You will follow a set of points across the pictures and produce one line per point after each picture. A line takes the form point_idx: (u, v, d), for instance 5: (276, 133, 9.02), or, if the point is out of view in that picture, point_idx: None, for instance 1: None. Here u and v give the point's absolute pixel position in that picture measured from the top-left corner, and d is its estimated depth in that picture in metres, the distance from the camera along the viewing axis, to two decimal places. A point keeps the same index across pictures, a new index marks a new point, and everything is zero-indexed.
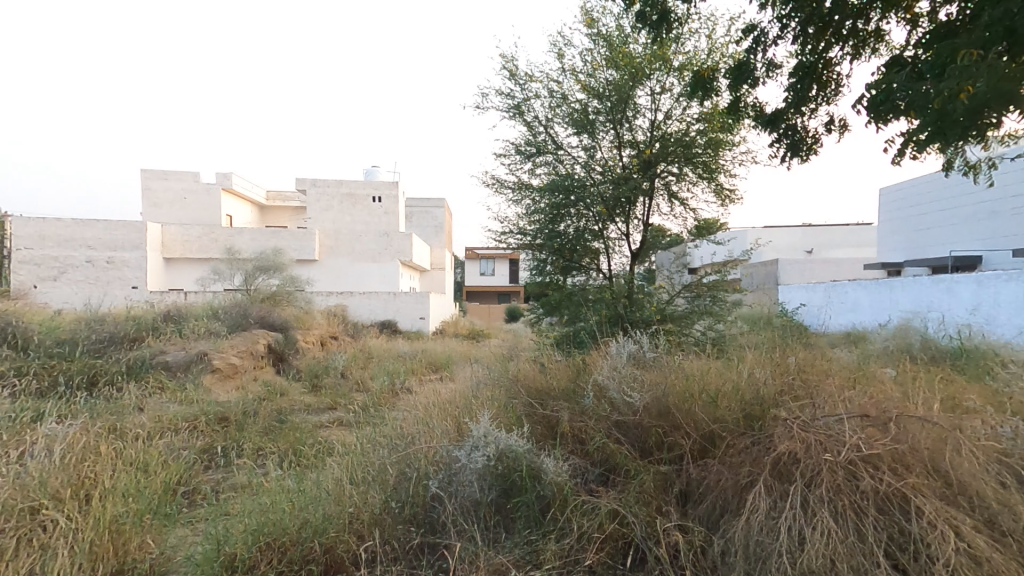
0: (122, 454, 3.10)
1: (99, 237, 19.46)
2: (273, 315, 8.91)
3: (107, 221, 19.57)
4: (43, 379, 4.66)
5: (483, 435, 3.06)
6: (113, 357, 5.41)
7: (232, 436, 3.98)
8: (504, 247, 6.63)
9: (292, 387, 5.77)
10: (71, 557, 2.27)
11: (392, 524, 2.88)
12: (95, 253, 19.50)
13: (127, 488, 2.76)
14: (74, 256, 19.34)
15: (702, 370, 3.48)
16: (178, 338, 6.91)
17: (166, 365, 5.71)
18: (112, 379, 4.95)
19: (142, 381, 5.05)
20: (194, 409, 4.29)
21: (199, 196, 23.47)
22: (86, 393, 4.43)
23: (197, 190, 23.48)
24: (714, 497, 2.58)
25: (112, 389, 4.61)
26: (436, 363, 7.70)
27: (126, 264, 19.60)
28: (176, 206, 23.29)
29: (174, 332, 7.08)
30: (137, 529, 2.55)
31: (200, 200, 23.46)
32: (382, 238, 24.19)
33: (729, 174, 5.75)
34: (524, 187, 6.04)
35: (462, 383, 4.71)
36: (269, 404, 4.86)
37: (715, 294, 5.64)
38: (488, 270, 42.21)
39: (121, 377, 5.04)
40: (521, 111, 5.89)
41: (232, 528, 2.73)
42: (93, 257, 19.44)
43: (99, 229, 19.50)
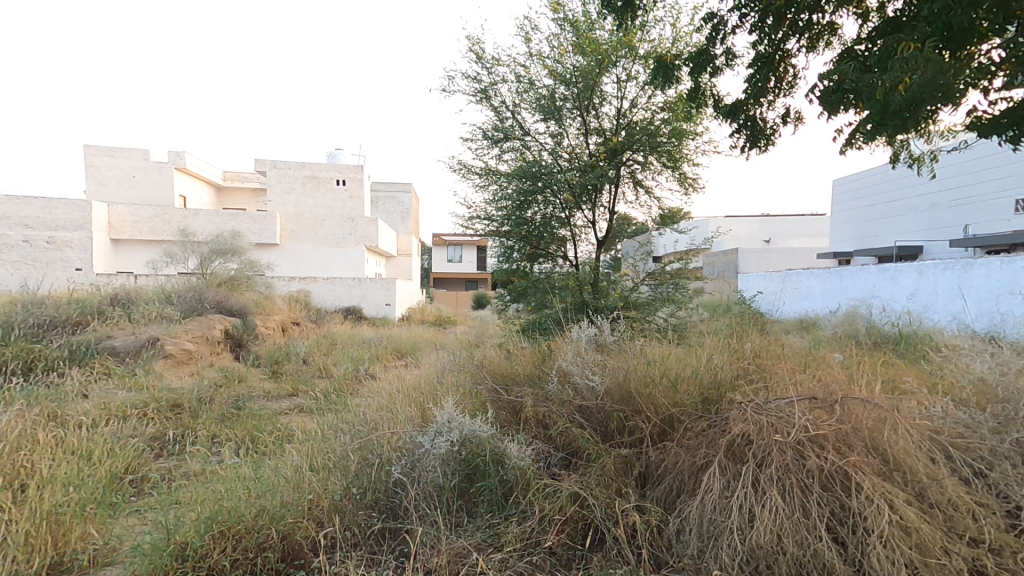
0: (63, 443, 2.95)
1: (39, 216, 18.28)
2: (230, 301, 8.60)
3: (47, 199, 18.41)
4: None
5: (447, 421, 3.02)
6: (54, 342, 5.13)
7: (186, 423, 3.84)
8: (471, 233, 6.58)
9: (251, 373, 5.62)
10: (2, 550, 2.16)
11: (353, 511, 2.86)
12: (33, 231, 18.26)
13: (68, 478, 2.64)
14: (10, 236, 18.08)
15: (663, 356, 3.57)
16: (127, 323, 6.60)
17: (114, 350, 5.46)
18: (52, 365, 4.69)
19: (86, 367, 4.80)
20: (144, 395, 4.13)
21: (151, 175, 22.36)
22: (22, 379, 4.19)
23: (148, 168, 22.36)
24: (672, 479, 2.65)
25: (52, 375, 4.37)
26: (402, 350, 7.60)
27: (69, 245, 18.54)
28: (125, 184, 22.06)
29: (122, 316, 6.76)
30: (78, 519, 2.45)
31: (152, 179, 22.34)
32: (347, 223, 23.67)
33: (693, 163, 5.84)
34: (491, 173, 5.99)
35: (427, 369, 4.68)
36: (226, 390, 4.71)
37: (677, 282, 5.77)
38: (456, 257, 41.97)
39: (62, 362, 4.78)
40: (488, 95, 5.81)
41: (183, 517, 2.65)
42: (31, 237, 18.23)
43: (38, 206, 18.28)
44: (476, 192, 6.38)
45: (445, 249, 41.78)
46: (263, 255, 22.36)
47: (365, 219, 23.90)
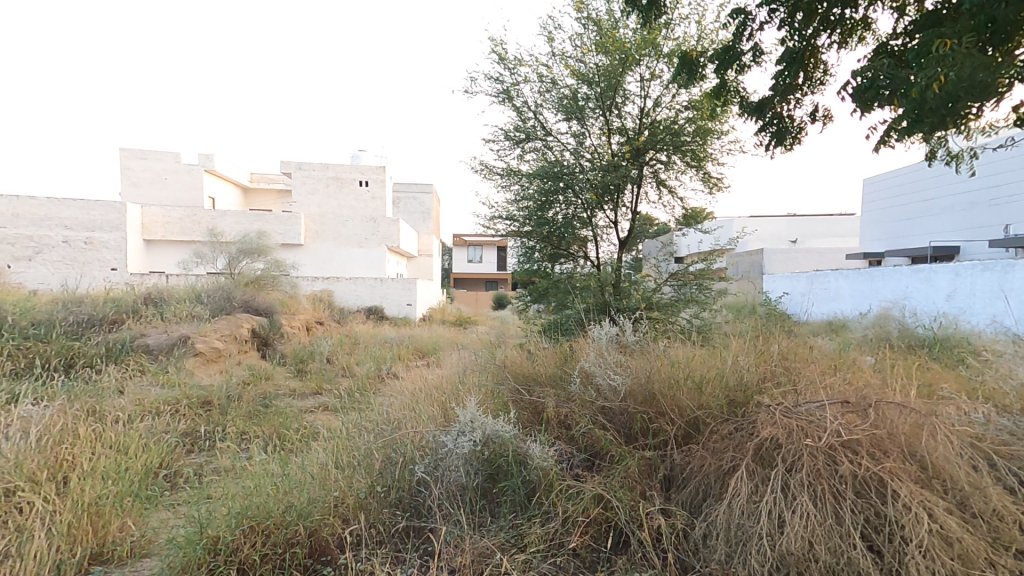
0: (102, 437, 3.04)
1: (77, 217, 18.93)
2: (258, 300, 8.79)
3: (85, 201, 19.06)
4: (17, 360, 4.54)
5: (470, 420, 3.05)
6: (92, 340, 5.30)
7: (216, 420, 3.94)
8: (492, 233, 6.60)
9: (278, 371, 5.73)
10: (47, 539, 2.24)
11: (377, 509, 2.90)
12: (72, 232, 18.94)
13: (107, 471, 2.73)
14: (51, 236, 18.75)
15: (687, 357, 3.53)
16: (160, 321, 6.79)
17: (148, 348, 5.62)
18: (90, 362, 4.85)
19: (122, 364, 4.96)
20: (177, 392, 4.24)
21: (181, 177, 22.98)
22: (63, 375, 4.35)
23: (179, 171, 22.98)
24: (697, 482, 2.62)
25: (91, 371, 4.52)
26: (423, 350, 7.67)
27: (106, 245, 19.16)
28: (157, 186, 22.71)
29: (155, 315, 6.96)
30: (117, 511, 2.54)
31: (183, 181, 22.97)
32: (369, 224, 23.97)
33: (717, 162, 5.76)
34: (513, 173, 6.00)
35: (449, 369, 4.70)
36: (254, 388, 4.81)
37: (700, 282, 5.69)
38: (476, 257, 42.20)
39: (99, 360, 4.94)
40: (510, 96, 5.83)
41: (214, 512, 2.72)
42: (70, 238, 18.88)
43: (77, 208, 18.94)
44: (498, 192, 6.39)
45: (466, 249, 42.02)
46: (288, 255, 22.78)
47: (386, 220, 24.16)
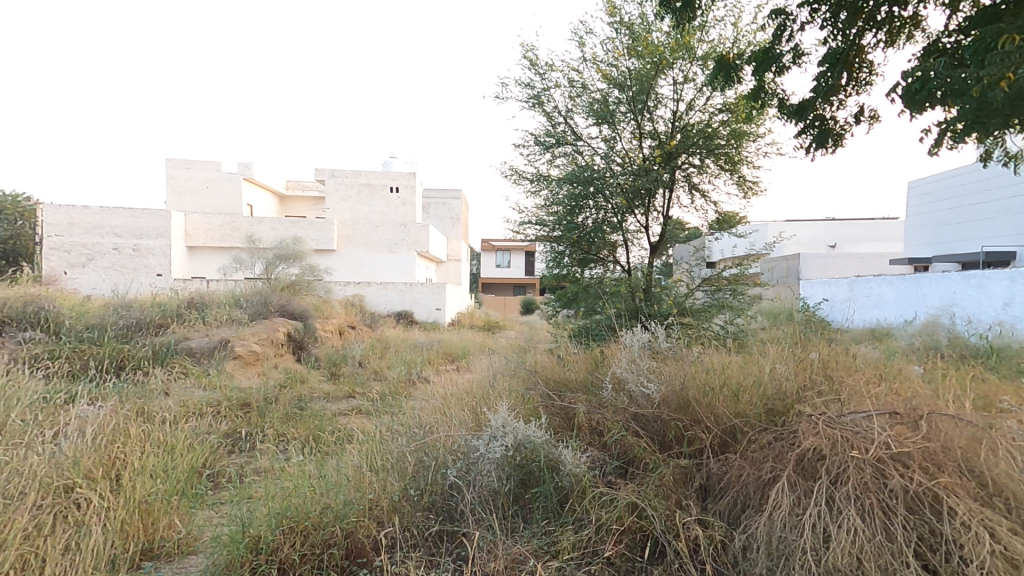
0: (151, 436, 3.17)
1: (126, 225, 19.81)
2: (293, 304, 9.02)
3: (133, 210, 19.93)
4: (72, 362, 4.77)
5: (501, 425, 3.05)
6: (140, 343, 5.53)
7: (254, 421, 4.05)
8: (521, 238, 6.62)
9: (312, 374, 5.86)
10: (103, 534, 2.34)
11: (411, 512, 2.93)
12: (121, 239, 19.82)
13: (156, 469, 2.84)
14: (102, 243, 19.69)
15: (722, 364, 3.45)
16: (202, 325, 7.04)
17: (191, 351, 5.83)
18: (138, 364, 5.06)
19: (168, 367, 5.16)
20: (219, 394, 4.39)
21: (222, 185, 23.81)
22: (115, 377, 4.54)
23: (219, 179, 23.79)
24: (735, 493, 2.57)
25: (139, 373, 4.72)
26: (452, 354, 7.73)
27: (152, 251, 19.98)
28: (198, 193, 23.58)
29: (198, 319, 7.22)
30: (165, 508, 2.64)
31: (223, 189, 23.80)
32: (399, 229, 24.34)
33: (752, 165, 5.66)
34: (543, 178, 6.01)
35: (479, 373, 4.71)
36: (290, 391, 4.92)
37: (735, 288, 5.58)
38: (504, 262, 42.37)
39: (147, 362, 5.15)
40: (541, 101, 5.84)
41: (256, 511, 2.79)
42: (120, 244, 19.78)
43: (125, 216, 19.80)
44: (528, 197, 6.40)
45: (494, 253, 42.27)
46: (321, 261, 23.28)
47: (416, 225, 24.48)
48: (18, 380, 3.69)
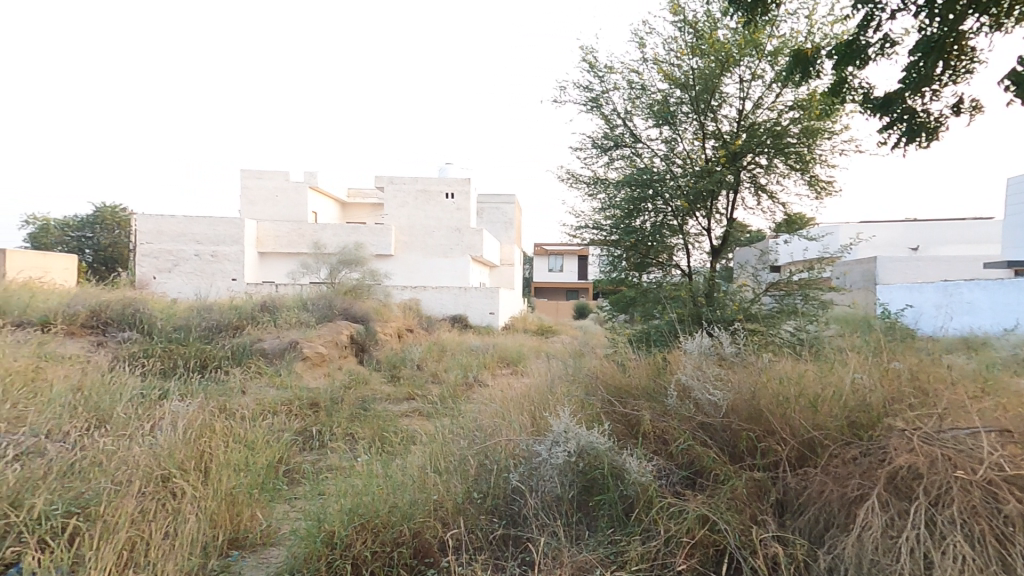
0: (233, 432, 3.36)
1: (206, 233, 21.28)
2: (356, 308, 9.36)
3: (212, 218, 21.33)
4: (163, 361, 5.16)
5: (564, 431, 3.02)
6: (220, 344, 5.91)
7: (323, 420, 4.20)
8: (577, 242, 6.59)
9: (374, 376, 6.05)
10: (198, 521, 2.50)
11: (475, 515, 2.95)
12: (202, 246, 21.34)
13: (239, 463, 3.01)
14: (185, 251, 21.27)
15: (797, 373, 3.28)
16: (274, 327, 7.43)
17: (264, 351, 6.16)
18: (219, 363, 5.39)
19: (245, 366, 5.48)
20: (290, 393, 4.60)
21: (290, 194, 25.05)
22: (200, 375, 4.87)
23: (287, 188, 25.01)
24: (817, 510, 2.43)
25: (220, 372, 5.04)
26: (507, 358, 7.78)
27: (227, 258, 21.34)
28: (268, 203, 24.99)
29: (270, 321, 7.62)
30: (249, 501, 2.80)
31: (291, 198, 25.08)
32: (454, 235, 24.80)
33: (826, 164, 5.40)
34: (600, 181, 5.97)
35: (536, 378, 4.69)
36: (354, 392, 5.08)
37: (806, 293, 5.35)
38: (557, 266, 42.35)
39: (227, 361, 5.49)
40: (599, 104, 5.81)
41: (329, 507, 2.89)
42: (200, 251, 21.28)
43: (205, 225, 21.29)
44: (584, 200, 6.38)
45: (546, 258, 42.38)
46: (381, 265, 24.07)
47: (470, 230, 24.82)
48: (116, 381, 4.05)
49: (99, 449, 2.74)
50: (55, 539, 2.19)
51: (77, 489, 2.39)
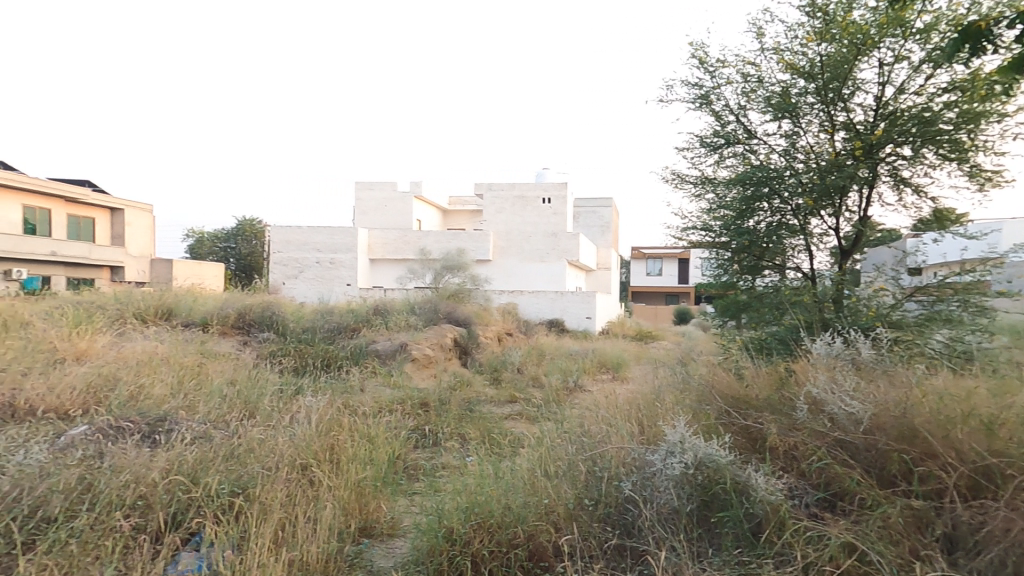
0: (357, 427, 3.60)
1: (326, 242, 23.30)
2: (458, 311, 9.73)
3: (331, 228, 23.29)
4: (295, 359, 5.71)
5: (679, 441, 2.85)
6: (340, 345, 6.41)
7: (434, 419, 4.38)
8: (681, 245, 6.34)
9: (477, 378, 6.21)
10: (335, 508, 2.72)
11: (587, 522, 2.87)
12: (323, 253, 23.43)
13: (364, 456, 3.23)
14: (307, 258, 23.44)
15: (964, 392, 2.86)
16: (385, 329, 7.93)
17: (378, 353, 6.58)
18: (341, 362, 5.82)
19: (362, 366, 5.88)
20: (403, 393, 4.85)
21: (397, 203, 26.76)
22: (326, 374, 5.31)
23: (395, 198, 26.78)
24: (1001, 551, 2.11)
25: (343, 371, 5.45)
26: (606, 364, 7.64)
27: (343, 264, 23.25)
28: (378, 213, 26.88)
29: (382, 324, 8.12)
30: (374, 493, 2.98)
31: (398, 207, 26.78)
32: (550, 239, 25.03)
33: (989, 153, 4.75)
34: (709, 181, 5.71)
35: (641, 386, 4.52)
36: (459, 393, 5.23)
37: (963, 299, 4.73)
38: (656, 270, 41.15)
39: (346, 361, 5.92)
40: (710, 100, 5.54)
41: (445, 505, 2.97)
42: (320, 258, 23.34)
43: (324, 234, 23.32)
44: (691, 201, 6.13)
45: (643, 261, 41.39)
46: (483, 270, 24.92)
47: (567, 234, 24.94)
48: (260, 379, 4.56)
49: (253, 437, 3.08)
50: (225, 514, 2.52)
51: (238, 472, 2.73)
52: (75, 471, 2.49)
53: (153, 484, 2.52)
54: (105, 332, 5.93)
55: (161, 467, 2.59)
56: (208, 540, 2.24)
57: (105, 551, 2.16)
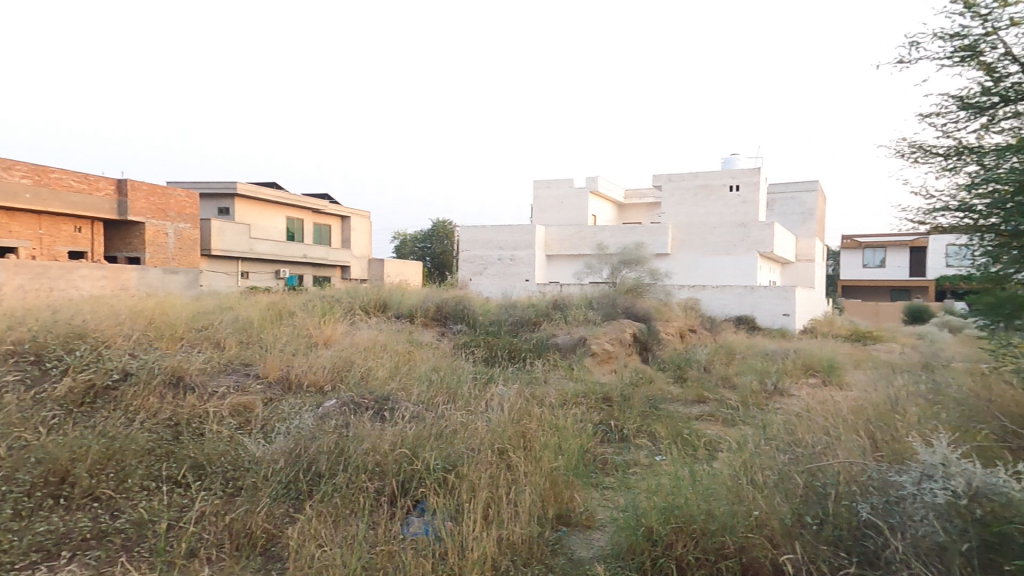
0: (545, 417, 3.73)
1: (507, 240, 25.10)
2: (636, 306, 9.51)
3: (512, 227, 25.05)
4: (486, 348, 6.19)
5: (942, 462, 2.26)
6: (524, 338, 6.79)
7: (619, 414, 4.29)
8: (923, 233, 5.07)
9: (659, 375, 5.94)
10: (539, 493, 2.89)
11: (811, 541, 2.39)
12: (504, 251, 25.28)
13: (556, 446, 3.34)
14: (490, 256, 25.46)
15: None
16: (565, 323, 8.18)
17: (559, 346, 6.75)
18: (525, 354, 6.13)
19: (545, 358, 6.12)
20: (586, 386, 4.87)
21: (573, 200, 27.67)
22: (513, 364, 5.65)
23: (571, 195, 27.69)
24: None
25: (527, 363, 5.74)
26: (813, 366, 6.67)
27: (522, 261, 24.83)
28: (555, 210, 28.05)
29: (562, 318, 8.39)
30: (568, 484, 3.05)
31: (574, 204, 27.64)
32: (738, 229, 23.07)
33: None
34: (973, 153, 4.48)
35: (866, 395, 3.82)
36: (643, 389, 5.05)
37: None
38: (874, 262, 34.98)
39: (529, 352, 6.22)
40: (977, 50, 4.30)
41: (640, 502, 2.84)
42: (501, 255, 25.20)
43: (506, 233, 25.17)
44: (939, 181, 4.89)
45: (859, 252, 35.46)
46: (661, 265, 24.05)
47: (757, 223, 22.57)
48: (456, 368, 5.04)
49: (456, 420, 3.56)
50: (440, 485, 3.00)
51: (448, 450, 3.22)
52: (330, 439, 3.35)
53: (385, 455, 3.20)
54: (342, 321, 7.21)
55: (390, 441, 3.26)
56: (431, 508, 2.70)
57: (359, 506, 2.79)
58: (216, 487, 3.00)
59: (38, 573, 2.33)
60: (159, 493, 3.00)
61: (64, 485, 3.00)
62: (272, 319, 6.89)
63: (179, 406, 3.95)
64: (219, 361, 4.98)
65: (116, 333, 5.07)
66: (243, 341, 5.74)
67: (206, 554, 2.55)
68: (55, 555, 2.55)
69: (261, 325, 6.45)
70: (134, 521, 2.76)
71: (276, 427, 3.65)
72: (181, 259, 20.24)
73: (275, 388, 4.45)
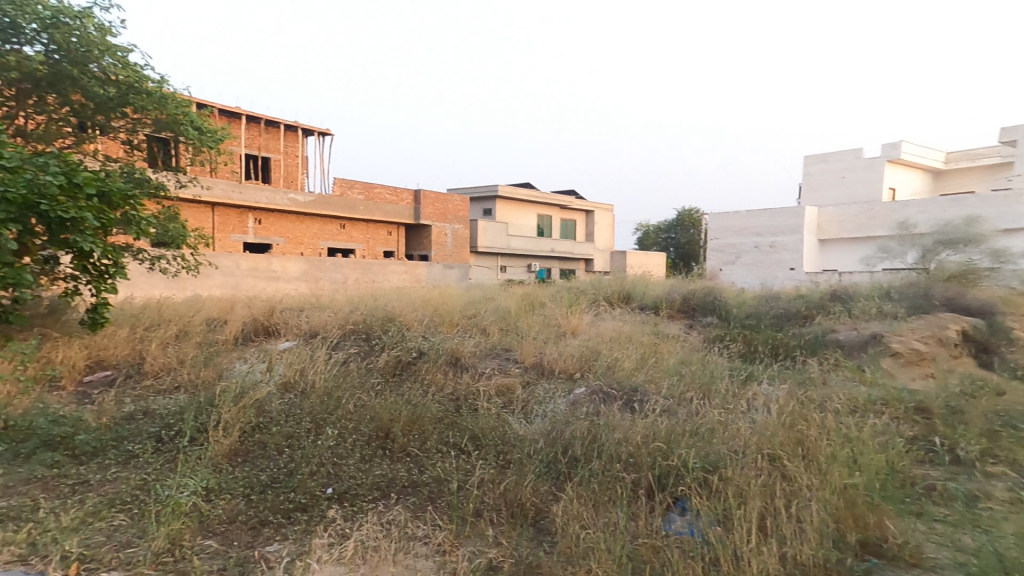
0: (830, 427, 3.36)
1: (766, 225, 23.90)
2: (963, 295, 7.48)
3: (773, 210, 23.66)
4: (744, 344, 6.08)
5: None
6: (794, 334, 6.30)
7: (945, 431, 3.72)
8: None
9: (1011, 385, 4.70)
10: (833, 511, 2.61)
11: None
12: (762, 238, 24.18)
13: (852, 462, 2.98)
14: (745, 243, 24.87)
15: None
16: (850, 318, 7.35)
17: (842, 343, 6.11)
18: (794, 351, 5.72)
19: (820, 356, 5.57)
20: (883, 392, 4.25)
21: (860, 173, 24.30)
22: (783, 363, 5.35)
23: (858, 167, 24.38)
24: None
25: (800, 362, 5.35)
26: None
27: (784, 247, 23.22)
28: (833, 187, 25.51)
29: (844, 312, 7.59)
30: (872, 508, 2.64)
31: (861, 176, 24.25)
32: None
33: None
34: None
35: None
36: (981, 402, 4.13)
37: None
38: None
39: (799, 351, 5.73)
40: None
41: (1002, 547, 2.32)
42: (759, 242, 24.23)
43: (766, 217, 23.88)
44: None
45: None
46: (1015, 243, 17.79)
47: None
48: (710, 363, 4.99)
49: (713, 418, 3.46)
50: (701, 487, 2.87)
51: (706, 450, 3.09)
52: (583, 425, 3.48)
53: (638, 447, 3.20)
54: (586, 313, 7.55)
55: (642, 434, 3.27)
56: (694, 510, 2.65)
57: (617, 496, 2.85)
58: (489, 456, 3.41)
59: (376, 512, 3.11)
60: (450, 456, 3.61)
61: (387, 440, 3.94)
62: (524, 309, 7.63)
63: (458, 382, 4.75)
64: (486, 345, 5.76)
65: (415, 320, 6.32)
66: (503, 328, 6.46)
67: (488, 516, 2.94)
68: (385, 495, 3.39)
69: (515, 314, 7.13)
70: (438, 478, 3.38)
71: (534, 409, 4.07)
72: (457, 255, 24.52)
73: (529, 372, 4.94)
